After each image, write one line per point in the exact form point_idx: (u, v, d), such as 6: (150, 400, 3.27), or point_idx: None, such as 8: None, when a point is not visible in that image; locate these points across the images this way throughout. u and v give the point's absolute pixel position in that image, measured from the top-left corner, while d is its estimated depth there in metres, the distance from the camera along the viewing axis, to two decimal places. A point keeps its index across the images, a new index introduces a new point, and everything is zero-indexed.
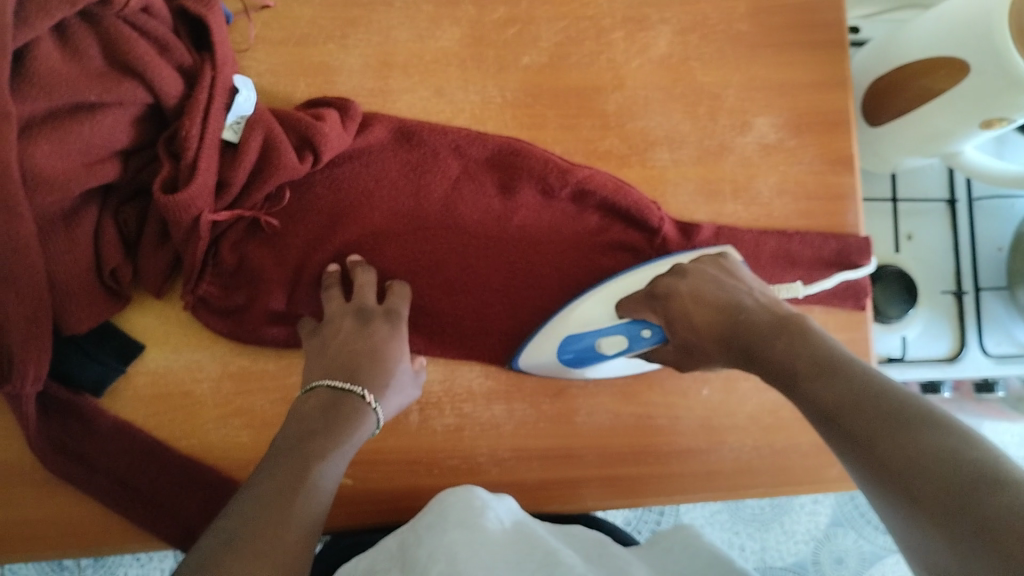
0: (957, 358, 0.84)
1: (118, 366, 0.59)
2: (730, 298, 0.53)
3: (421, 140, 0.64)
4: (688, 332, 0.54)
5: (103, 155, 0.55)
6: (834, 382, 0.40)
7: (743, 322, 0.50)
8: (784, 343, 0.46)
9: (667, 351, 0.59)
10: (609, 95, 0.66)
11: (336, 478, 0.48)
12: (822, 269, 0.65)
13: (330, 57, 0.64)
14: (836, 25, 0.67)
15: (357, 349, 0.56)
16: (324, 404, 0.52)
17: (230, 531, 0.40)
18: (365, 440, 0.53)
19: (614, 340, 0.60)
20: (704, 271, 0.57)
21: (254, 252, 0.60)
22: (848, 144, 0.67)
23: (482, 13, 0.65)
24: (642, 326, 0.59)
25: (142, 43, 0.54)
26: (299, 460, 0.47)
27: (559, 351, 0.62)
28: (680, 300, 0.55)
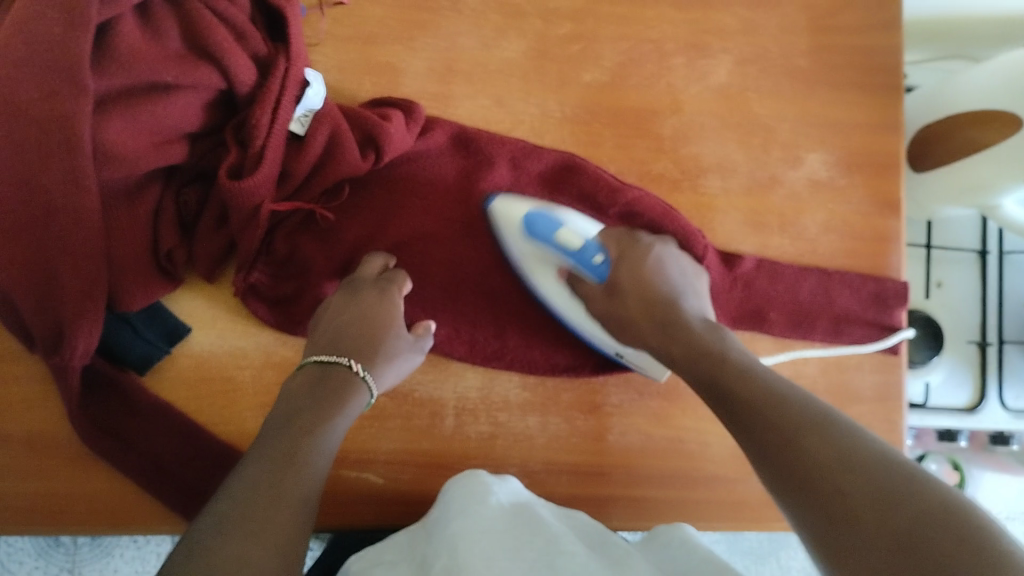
0: (976, 409, 0.85)
1: (163, 346, 0.59)
2: (673, 287, 0.56)
3: (478, 148, 0.64)
4: (626, 282, 0.56)
5: (172, 136, 0.55)
6: (762, 391, 0.43)
7: (674, 313, 0.53)
8: (704, 334, 0.50)
9: (591, 289, 0.58)
10: (665, 119, 0.66)
11: (331, 453, 0.48)
12: (860, 309, 0.66)
13: (397, 60, 0.65)
14: (892, 70, 0.68)
15: (345, 323, 0.56)
16: (312, 382, 0.51)
17: (222, 511, 0.39)
18: (358, 412, 0.52)
19: (575, 238, 0.59)
20: (657, 248, 0.59)
21: (306, 244, 0.61)
22: (895, 188, 0.68)
23: (548, 28, 0.66)
24: (600, 250, 0.58)
25: (220, 29, 0.55)
26: (290, 438, 0.46)
27: (530, 210, 0.60)
28: (632, 260, 0.58)
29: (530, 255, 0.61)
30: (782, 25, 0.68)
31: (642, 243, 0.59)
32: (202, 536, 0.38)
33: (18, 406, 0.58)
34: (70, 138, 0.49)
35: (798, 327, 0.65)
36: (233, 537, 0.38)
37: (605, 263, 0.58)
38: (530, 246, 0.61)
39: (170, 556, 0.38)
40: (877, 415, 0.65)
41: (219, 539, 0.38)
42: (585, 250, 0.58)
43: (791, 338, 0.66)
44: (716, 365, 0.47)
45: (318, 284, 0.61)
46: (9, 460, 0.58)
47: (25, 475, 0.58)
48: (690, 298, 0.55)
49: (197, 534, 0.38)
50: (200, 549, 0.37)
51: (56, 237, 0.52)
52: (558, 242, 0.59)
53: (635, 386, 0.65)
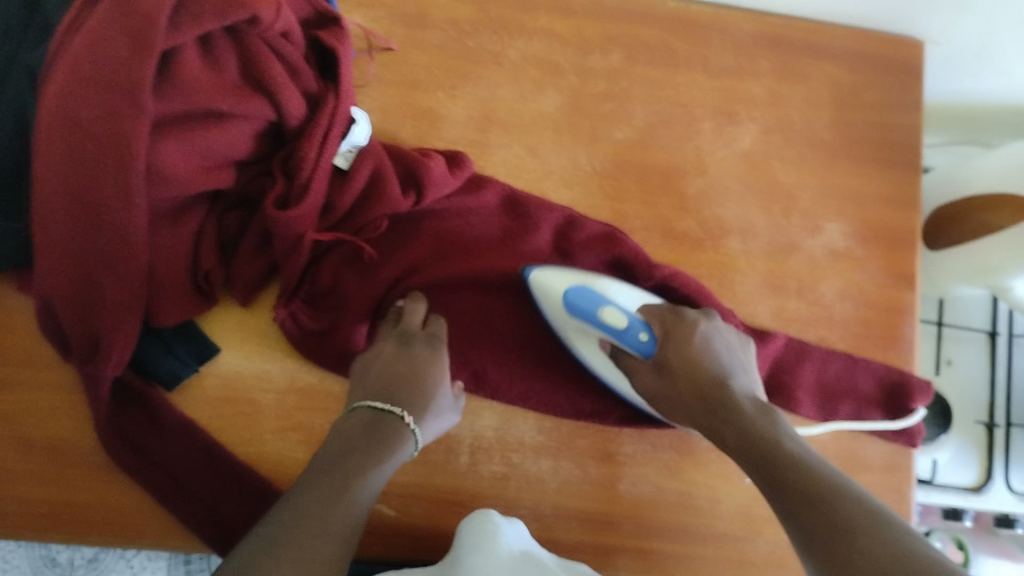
0: (982, 489, 0.85)
1: (191, 365, 0.60)
2: (723, 369, 0.56)
3: (526, 210, 0.66)
4: (676, 361, 0.57)
5: (221, 161, 0.57)
6: (856, 521, 0.42)
7: (728, 400, 0.54)
8: (763, 424, 0.51)
9: (641, 366, 0.59)
10: (691, 179, 0.69)
11: (374, 494, 0.50)
12: (878, 400, 0.67)
13: (437, 105, 0.67)
14: (909, 148, 0.71)
15: (396, 374, 0.57)
16: (365, 427, 0.53)
17: (272, 537, 0.42)
18: (399, 463, 0.53)
19: (619, 316, 0.58)
20: (703, 324, 0.59)
21: (348, 279, 0.62)
22: (910, 261, 0.70)
23: (584, 86, 0.69)
24: (644, 327, 0.58)
25: (276, 65, 0.57)
26: (340, 475, 0.48)
27: (569, 291, 0.60)
28: (687, 337, 0.57)
29: (573, 329, 0.62)
30: (808, 99, 0.71)
31: (686, 318, 0.59)
32: (256, 560, 0.40)
33: (44, 412, 0.60)
34: (126, 157, 0.52)
35: (820, 407, 0.67)
36: (282, 561, 0.41)
37: (650, 341, 0.58)
38: (573, 321, 0.61)
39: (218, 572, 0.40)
40: (886, 482, 0.66)
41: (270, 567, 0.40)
42: (629, 328, 0.58)
43: (814, 419, 0.67)
44: (809, 487, 0.45)
45: (353, 322, 0.61)
46: (30, 466, 0.59)
47: (43, 482, 0.59)
48: (739, 377, 0.57)
49: (250, 553, 0.41)
50: (250, 573, 0.39)
51: (103, 251, 0.54)
52: (599, 319, 0.58)
53: (648, 438, 0.65)
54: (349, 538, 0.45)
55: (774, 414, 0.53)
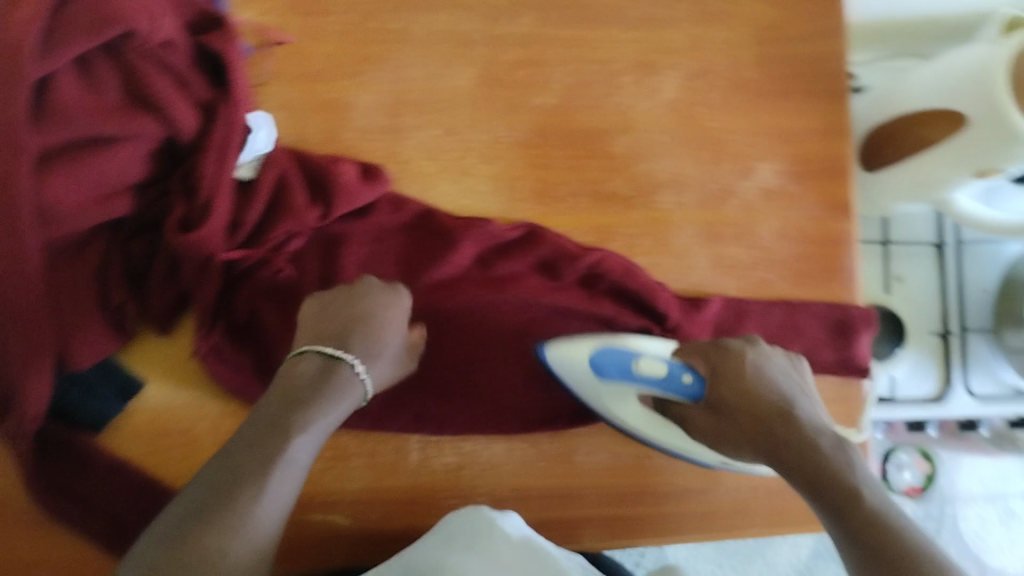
0: (943, 398, 0.86)
1: (116, 404, 0.59)
2: (784, 399, 0.54)
3: (439, 231, 0.63)
4: (729, 398, 0.55)
5: (116, 188, 0.54)
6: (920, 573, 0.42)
7: (795, 434, 0.52)
8: (840, 462, 0.49)
9: (692, 410, 0.59)
10: (616, 137, 0.67)
11: (316, 445, 0.49)
12: (826, 341, 0.66)
13: (342, 94, 0.64)
14: (836, 76, 0.69)
15: (349, 318, 0.55)
16: (316, 374, 0.52)
17: (195, 510, 0.43)
18: (349, 410, 0.52)
19: (657, 365, 0.58)
20: (750, 353, 0.57)
21: (264, 309, 0.60)
22: (846, 191, 0.68)
23: (495, 54, 0.66)
24: (685, 369, 0.58)
25: (161, 78, 0.53)
26: (279, 430, 0.47)
27: (593, 352, 0.60)
28: (738, 369, 0.56)
29: (602, 392, 0.61)
30: (727, 38, 0.68)
31: (732, 349, 0.57)
32: (185, 533, 0.42)
33: None
34: (10, 203, 0.49)
35: None
36: (210, 531, 0.42)
37: (697, 382, 0.57)
38: (605, 385, 0.60)
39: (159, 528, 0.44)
40: (840, 416, 0.66)
41: (184, 549, 0.41)
42: (670, 375, 0.58)
43: None
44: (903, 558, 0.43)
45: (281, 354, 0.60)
46: None
47: None
48: (802, 402, 0.55)
49: (177, 525, 0.43)
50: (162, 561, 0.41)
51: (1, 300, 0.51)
52: (637, 373, 0.59)
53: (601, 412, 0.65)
54: (286, 495, 0.46)
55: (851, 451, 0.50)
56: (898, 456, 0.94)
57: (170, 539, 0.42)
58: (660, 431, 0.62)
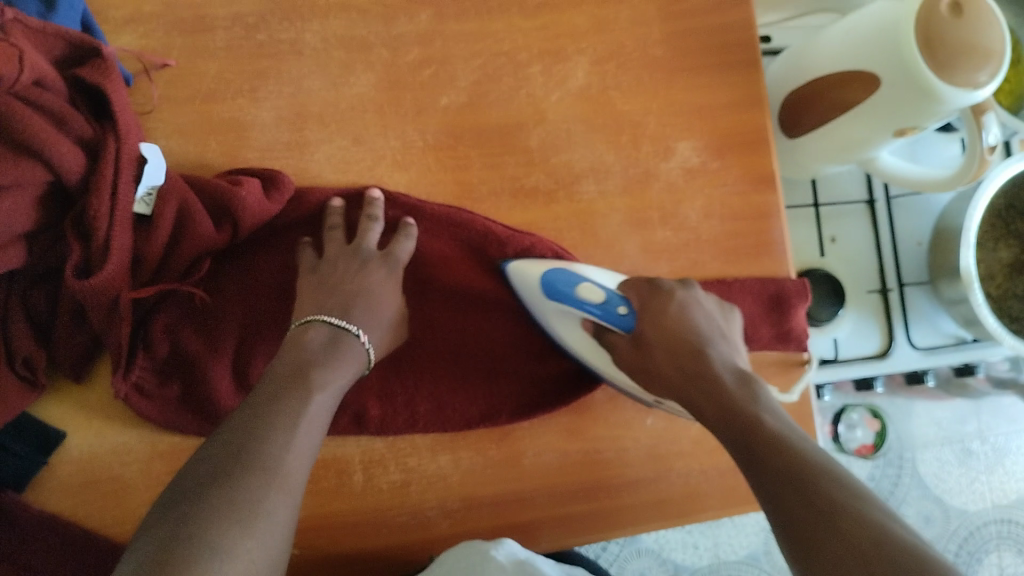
0: (887, 353, 0.86)
1: (38, 459, 0.56)
2: (702, 337, 0.55)
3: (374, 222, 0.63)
4: (652, 331, 0.55)
5: (5, 241, 0.51)
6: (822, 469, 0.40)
7: (704, 368, 0.52)
8: (741, 394, 0.49)
9: (619, 341, 0.57)
10: (530, 129, 0.65)
11: (330, 411, 0.52)
12: (761, 317, 0.65)
13: (241, 113, 0.62)
14: (748, 44, 0.68)
15: (350, 292, 0.58)
16: (323, 342, 0.55)
17: (234, 441, 0.45)
18: (353, 378, 0.55)
19: (596, 292, 0.58)
20: (682, 295, 0.57)
21: (185, 337, 0.59)
22: (769, 162, 0.67)
23: (396, 56, 0.64)
24: (623, 300, 0.57)
25: (37, 119, 0.50)
26: (299, 386, 0.50)
27: (546, 272, 0.60)
28: (663, 307, 0.56)
29: (551, 312, 0.60)
30: (633, 17, 0.67)
31: (664, 289, 0.58)
32: (233, 476, 0.43)
33: None
34: None
35: None
36: (238, 461, 0.44)
37: (629, 315, 0.57)
38: (553, 304, 0.60)
39: (199, 457, 0.45)
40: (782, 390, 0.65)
41: (224, 479, 0.43)
42: (609, 302, 0.57)
43: None
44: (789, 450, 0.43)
45: (214, 374, 0.58)
46: None
47: None
48: (718, 346, 0.54)
49: (217, 455, 0.45)
50: (201, 487, 0.43)
51: None
52: (577, 295, 0.58)
53: (542, 410, 0.63)
54: (312, 450, 0.48)
55: (756, 383, 0.51)
56: (850, 415, 0.95)
57: (216, 476, 0.43)
58: (597, 359, 0.60)
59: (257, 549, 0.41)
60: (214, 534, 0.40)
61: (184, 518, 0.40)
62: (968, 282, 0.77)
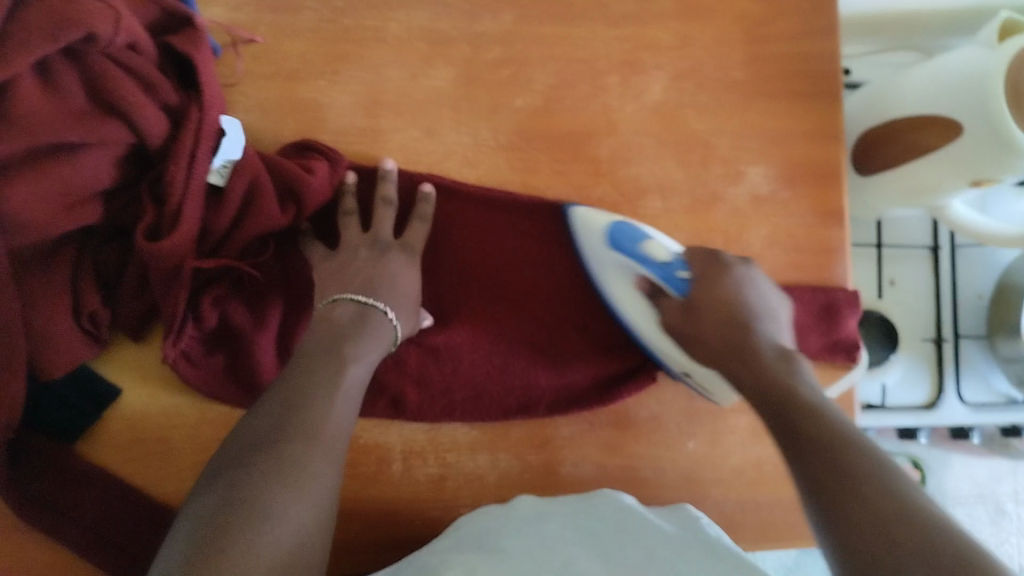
0: (935, 406, 0.84)
1: (91, 413, 0.57)
2: (752, 310, 0.54)
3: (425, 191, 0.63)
4: (704, 297, 0.55)
5: (83, 197, 0.52)
6: (869, 460, 0.40)
7: (750, 341, 0.52)
8: (781, 372, 0.48)
9: (670, 304, 0.57)
10: (601, 140, 0.65)
11: (364, 381, 0.52)
12: (812, 325, 0.64)
13: (319, 94, 0.63)
14: (830, 76, 0.67)
15: (373, 273, 0.58)
16: (352, 318, 0.55)
17: (278, 408, 0.46)
18: (382, 354, 0.56)
19: (662, 251, 0.58)
20: (740, 270, 0.56)
21: (233, 309, 0.59)
22: (838, 198, 0.67)
23: (477, 53, 0.64)
24: (684, 265, 0.57)
25: (127, 83, 0.52)
26: (336, 357, 0.51)
27: (614, 224, 0.60)
28: (716, 276, 0.56)
29: (605, 262, 0.60)
30: (716, 37, 0.67)
31: (725, 263, 0.57)
32: (281, 438, 0.44)
33: None
34: None
35: None
36: (285, 427, 0.45)
37: (686, 280, 0.57)
38: (609, 255, 0.60)
39: (234, 431, 0.46)
40: None
41: (271, 445, 0.44)
42: (670, 264, 0.57)
43: None
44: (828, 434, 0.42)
45: (257, 350, 0.59)
46: None
47: None
48: (766, 323, 0.54)
49: (259, 420, 0.46)
50: (258, 449, 0.43)
51: None
52: (643, 253, 0.58)
53: (584, 417, 0.63)
54: (351, 417, 0.49)
55: (796, 360, 0.50)
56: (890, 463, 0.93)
57: (264, 444, 0.44)
58: (637, 318, 0.60)
59: (298, 504, 0.42)
60: (247, 490, 0.41)
61: (239, 476, 0.42)
62: None
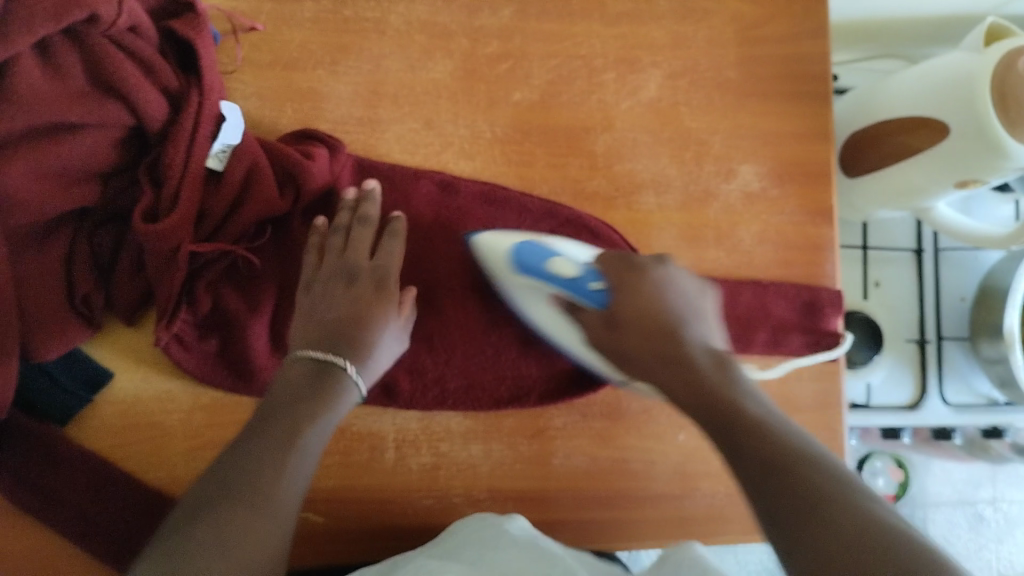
0: (917, 406, 0.86)
1: (84, 396, 0.57)
2: (678, 315, 0.49)
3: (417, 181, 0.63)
4: (621, 307, 0.50)
5: (81, 177, 0.52)
6: (831, 495, 0.36)
7: (679, 351, 0.47)
8: (718, 381, 0.44)
9: (591, 318, 0.52)
10: (597, 135, 0.66)
11: (325, 440, 0.50)
12: (794, 319, 0.65)
13: (318, 84, 0.63)
14: (821, 78, 0.68)
15: (343, 322, 0.55)
16: (308, 378, 0.52)
17: (223, 482, 0.44)
18: (348, 410, 0.53)
19: (569, 266, 0.53)
20: (656, 272, 0.52)
21: (227, 293, 0.59)
22: (828, 196, 0.68)
23: (475, 47, 0.65)
24: (598, 276, 0.52)
25: (128, 65, 0.52)
26: (292, 420, 0.49)
27: (516, 245, 0.57)
28: (637, 283, 0.51)
29: (517, 285, 0.58)
30: (711, 36, 0.68)
31: (638, 266, 0.52)
32: (223, 513, 0.43)
33: None
34: None
35: (739, 341, 0.65)
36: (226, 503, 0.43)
37: (603, 291, 0.52)
38: (521, 278, 0.57)
39: (181, 506, 0.44)
40: (817, 424, 0.65)
41: (210, 519, 0.42)
42: (580, 277, 0.53)
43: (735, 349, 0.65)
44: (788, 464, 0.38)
45: (248, 336, 0.58)
46: None
47: None
48: (694, 326, 0.49)
49: (205, 496, 0.44)
50: (197, 525, 0.42)
51: None
52: (549, 270, 0.54)
53: (577, 408, 0.64)
54: (306, 484, 0.47)
55: (731, 364, 0.46)
56: (873, 463, 0.94)
57: (201, 518, 0.43)
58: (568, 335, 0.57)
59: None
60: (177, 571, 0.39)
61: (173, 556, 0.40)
62: (1009, 343, 0.77)
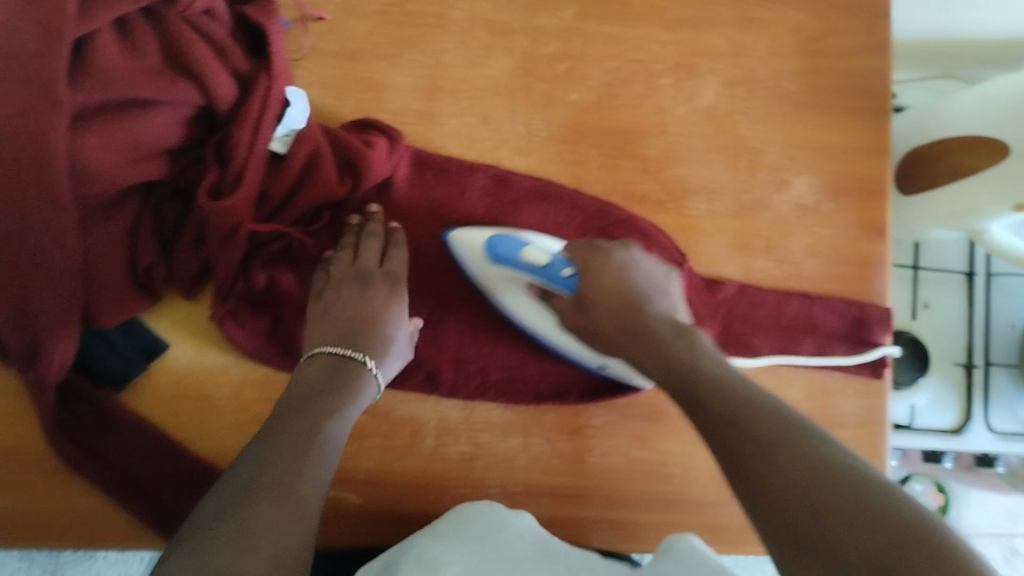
0: (961, 431, 0.85)
1: (140, 363, 0.59)
2: (640, 295, 0.55)
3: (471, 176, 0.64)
4: (589, 289, 0.55)
5: (151, 152, 0.54)
6: (861, 493, 0.34)
7: (644, 324, 0.52)
8: (681, 350, 0.49)
9: (563, 302, 0.57)
10: (651, 139, 0.66)
11: (343, 435, 0.51)
12: (841, 333, 0.65)
13: (380, 75, 0.64)
14: (879, 94, 0.68)
15: (357, 320, 0.57)
16: (324, 373, 0.54)
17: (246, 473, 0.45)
18: (366, 404, 0.55)
19: (541, 255, 0.57)
20: (619, 254, 0.57)
21: (281, 274, 0.61)
22: (881, 213, 0.67)
23: (536, 46, 0.66)
24: (567, 263, 0.57)
25: (201, 46, 0.54)
26: (311, 416, 0.50)
27: (490, 238, 0.59)
28: (601, 265, 0.56)
29: (494, 278, 0.60)
30: (771, 46, 0.68)
31: (602, 250, 0.57)
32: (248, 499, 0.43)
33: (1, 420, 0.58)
34: (45, 153, 0.48)
35: (782, 350, 0.65)
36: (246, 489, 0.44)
37: (573, 277, 0.57)
38: (496, 269, 0.60)
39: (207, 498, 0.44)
40: (858, 441, 0.64)
41: (239, 506, 0.42)
42: (552, 265, 0.57)
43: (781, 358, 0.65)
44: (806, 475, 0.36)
45: (294, 321, 0.61)
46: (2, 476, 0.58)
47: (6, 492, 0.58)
48: (656, 301, 0.55)
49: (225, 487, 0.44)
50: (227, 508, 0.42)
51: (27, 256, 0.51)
52: (523, 261, 0.57)
53: (617, 409, 0.64)
54: (328, 474, 0.48)
55: (695, 335, 0.50)
56: (913, 485, 0.92)
57: (228, 506, 0.42)
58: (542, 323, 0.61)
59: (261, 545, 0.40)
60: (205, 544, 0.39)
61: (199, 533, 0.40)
62: None
